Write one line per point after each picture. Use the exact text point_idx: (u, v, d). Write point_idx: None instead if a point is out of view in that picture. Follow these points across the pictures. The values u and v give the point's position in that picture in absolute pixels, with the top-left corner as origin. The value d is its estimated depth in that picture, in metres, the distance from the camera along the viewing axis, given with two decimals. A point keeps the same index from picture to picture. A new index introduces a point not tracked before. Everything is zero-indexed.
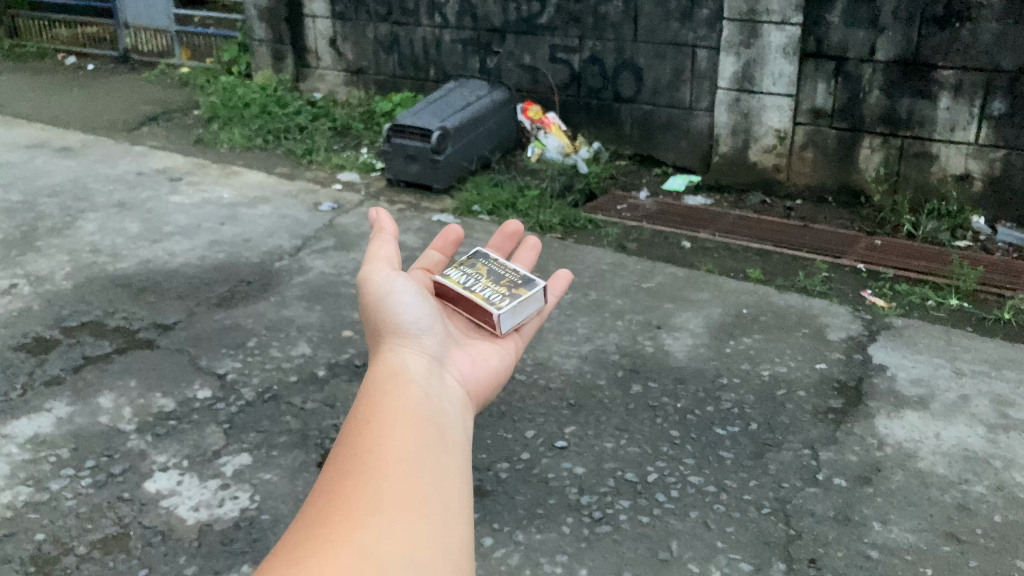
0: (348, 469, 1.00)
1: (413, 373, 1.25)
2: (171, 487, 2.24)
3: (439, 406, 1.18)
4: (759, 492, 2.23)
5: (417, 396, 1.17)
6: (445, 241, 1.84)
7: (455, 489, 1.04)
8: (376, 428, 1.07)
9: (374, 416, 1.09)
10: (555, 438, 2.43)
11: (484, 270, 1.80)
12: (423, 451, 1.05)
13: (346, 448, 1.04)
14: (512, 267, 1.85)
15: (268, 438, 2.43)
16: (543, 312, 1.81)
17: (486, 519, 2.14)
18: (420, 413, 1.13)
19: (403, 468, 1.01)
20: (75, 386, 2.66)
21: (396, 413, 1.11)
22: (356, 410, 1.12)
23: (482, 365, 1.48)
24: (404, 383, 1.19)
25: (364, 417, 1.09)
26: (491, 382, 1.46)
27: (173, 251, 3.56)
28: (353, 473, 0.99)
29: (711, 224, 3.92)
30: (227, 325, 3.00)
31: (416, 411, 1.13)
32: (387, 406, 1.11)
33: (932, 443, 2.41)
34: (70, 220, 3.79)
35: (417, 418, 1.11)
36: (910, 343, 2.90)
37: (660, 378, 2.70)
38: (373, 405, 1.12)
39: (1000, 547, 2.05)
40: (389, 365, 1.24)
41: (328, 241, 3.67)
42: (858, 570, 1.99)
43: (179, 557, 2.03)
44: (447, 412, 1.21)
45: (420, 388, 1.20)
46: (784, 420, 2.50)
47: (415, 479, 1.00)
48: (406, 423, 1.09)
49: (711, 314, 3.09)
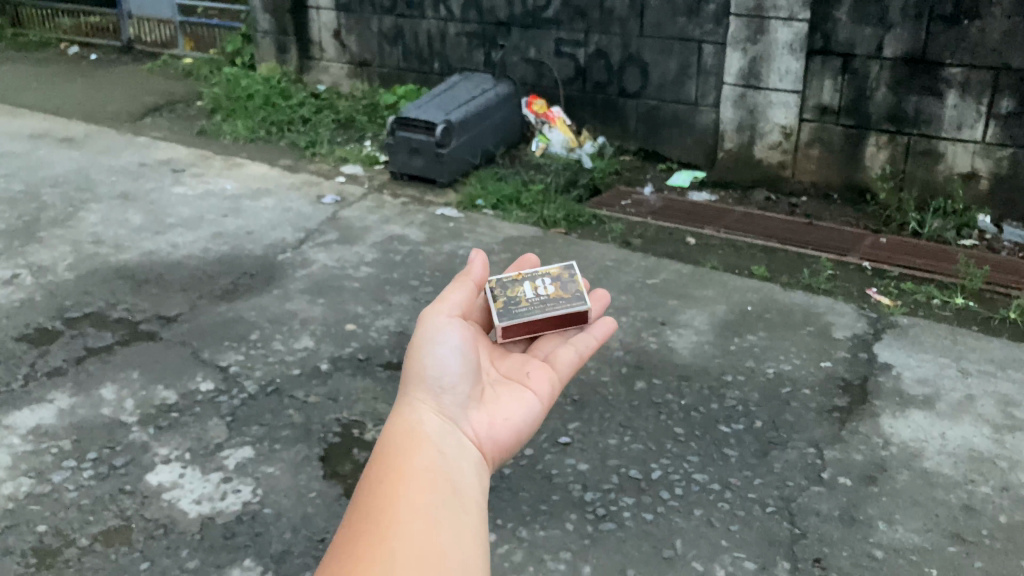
0: (365, 528, 0.99)
1: (432, 434, 1.24)
2: (173, 480, 2.24)
3: (455, 467, 1.17)
4: (764, 490, 2.22)
5: (433, 456, 1.17)
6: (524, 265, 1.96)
7: (474, 547, 1.03)
8: (393, 487, 1.06)
9: (389, 474, 1.09)
10: (558, 434, 2.42)
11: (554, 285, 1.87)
12: (437, 511, 1.04)
13: (362, 505, 1.04)
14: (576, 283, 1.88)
15: (271, 432, 2.42)
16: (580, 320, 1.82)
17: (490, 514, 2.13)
18: (431, 475, 1.11)
19: (420, 526, 1.01)
20: (78, 377, 2.66)
21: (413, 474, 1.10)
22: (371, 469, 1.11)
23: (510, 405, 1.45)
24: (416, 442, 1.19)
25: (374, 480, 1.08)
26: (521, 428, 1.42)
27: (176, 242, 3.55)
28: (371, 530, 0.99)
29: (716, 221, 3.91)
30: (230, 317, 2.99)
31: (431, 471, 1.12)
32: (402, 468, 1.10)
33: (937, 442, 2.40)
34: (73, 211, 3.78)
35: (433, 479, 1.10)
36: (916, 342, 2.89)
37: (664, 375, 2.69)
38: (383, 469, 1.10)
39: (1005, 547, 2.04)
40: (405, 428, 1.22)
41: (331, 234, 3.65)
42: (863, 570, 1.98)
43: (181, 551, 2.02)
44: (467, 468, 1.20)
45: (435, 449, 1.19)
46: (788, 419, 2.49)
47: (432, 539, 1.00)
48: (421, 483, 1.08)
49: (716, 311, 3.08)
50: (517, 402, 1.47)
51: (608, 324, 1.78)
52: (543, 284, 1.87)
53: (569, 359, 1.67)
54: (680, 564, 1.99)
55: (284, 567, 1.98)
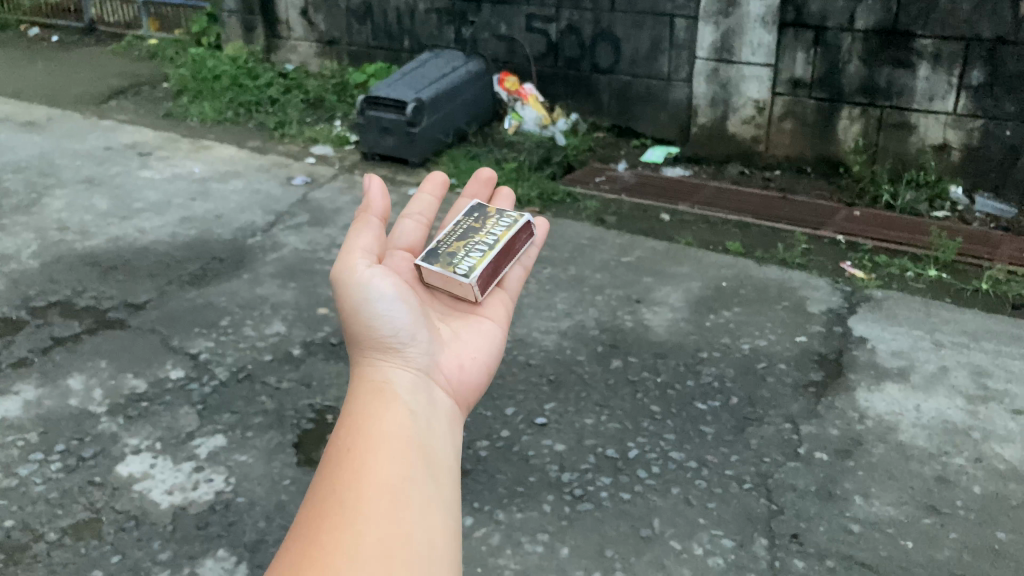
0: (327, 510, 0.97)
1: (399, 388, 1.23)
2: (144, 470, 2.20)
3: (424, 426, 1.16)
4: (741, 467, 2.21)
5: (406, 414, 1.16)
6: (432, 186, 1.82)
7: (443, 526, 1.02)
8: (359, 458, 1.04)
9: (359, 441, 1.07)
10: (535, 415, 2.41)
11: (507, 233, 1.78)
12: (408, 480, 1.03)
13: (330, 474, 1.02)
14: (529, 252, 1.86)
15: (243, 419, 2.39)
16: (527, 264, 1.83)
17: (466, 499, 2.11)
18: (403, 440, 1.10)
19: (389, 502, 0.99)
20: (43, 368, 2.60)
21: (380, 439, 1.08)
22: (338, 434, 1.10)
23: (475, 336, 1.51)
24: (387, 399, 1.18)
25: (341, 454, 1.05)
26: (488, 362, 1.46)
27: (143, 227, 3.48)
28: (336, 509, 0.97)
29: (691, 197, 3.89)
30: (199, 303, 2.94)
31: (405, 432, 1.12)
32: (369, 435, 1.08)
33: (912, 415, 2.41)
34: (37, 197, 3.70)
35: (403, 445, 1.09)
36: (890, 315, 2.90)
37: (639, 353, 2.67)
38: (353, 437, 1.08)
39: (979, 518, 2.06)
40: (370, 388, 1.21)
41: (302, 216, 3.60)
42: (840, 545, 1.99)
43: (153, 542, 1.99)
44: (439, 423, 1.21)
45: (404, 405, 1.18)
46: (765, 394, 2.49)
47: (397, 520, 0.97)
48: (393, 449, 1.07)
49: (690, 288, 3.07)
50: (477, 340, 1.50)
51: (545, 225, 1.91)
52: (495, 232, 1.79)
53: (518, 275, 1.79)
54: (657, 544, 1.98)
55: (259, 556, 1.95)
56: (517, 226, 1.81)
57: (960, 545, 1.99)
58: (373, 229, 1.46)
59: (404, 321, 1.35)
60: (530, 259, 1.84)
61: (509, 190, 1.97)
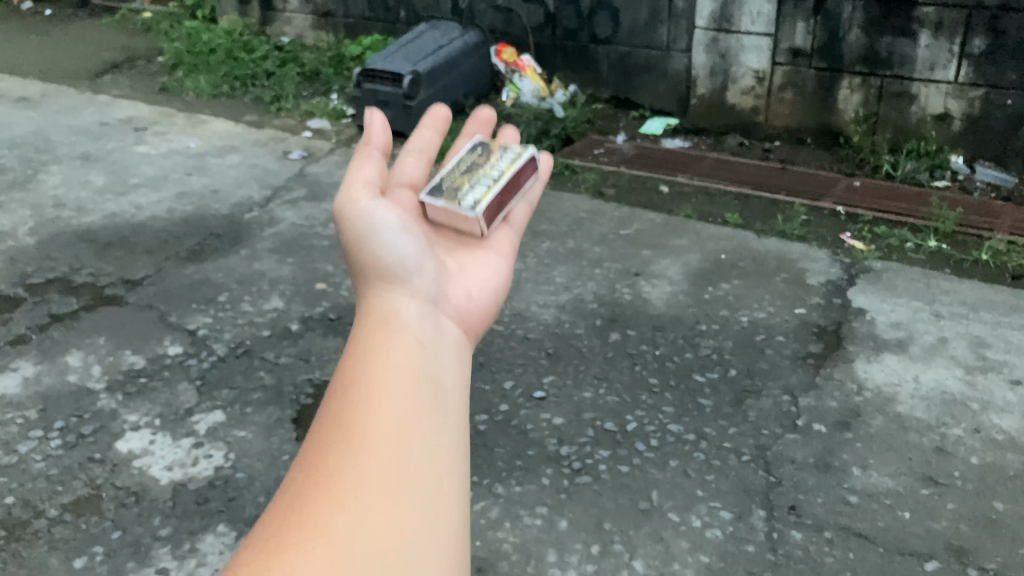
0: (328, 444, 0.93)
1: (409, 313, 1.18)
2: (144, 447, 2.20)
3: (434, 353, 1.11)
4: (739, 440, 2.22)
5: (414, 339, 1.11)
6: (433, 120, 1.79)
7: (452, 463, 0.97)
8: (365, 388, 1.00)
9: (364, 370, 1.02)
10: (533, 389, 2.41)
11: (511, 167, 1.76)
12: (416, 411, 0.99)
13: (333, 406, 0.98)
14: (533, 188, 1.83)
15: (242, 395, 2.39)
16: (532, 200, 1.81)
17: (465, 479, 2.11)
18: (411, 367, 1.05)
19: (395, 435, 0.95)
20: (42, 345, 2.60)
21: (385, 367, 1.03)
22: (343, 363, 1.06)
23: (483, 269, 1.48)
24: (395, 324, 1.13)
25: (345, 386, 1.01)
26: (496, 292, 1.43)
27: (140, 204, 3.46)
28: (339, 443, 0.93)
29: (690, 168, 3.87)
30: (197, 280, 2.93)
31: (413, 359, 1.07)
32: (375, 362, 1.04)
33: (911, 386, 2.41)
34: (32, 173, 3.68)
35: (411, 373, 1.04)
36: (889, 287, 2.89)
37: (638, 327, 2.67)
38: (358, 365, 1.04)
39: (977, 489, 2.07)
40: (378, 312, 1.17)
41: (299, 191, 3.58)
42: (838, 516, 1.99)
43: (153, 518, 1.99)
44: (449, 350, 1.17)
45: (413, 331, 1.13)
46: (763, 366, 2.49)
47: (402, 454, 0.93)
48: (400, 378, 1.02)
49: (689, 261, 3.06)
50: (485, 273, 1.47)
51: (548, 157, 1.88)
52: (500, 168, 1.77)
53: (523, 211, 1.76)
54: (656, 521, 1.99)
55: None
56: (521, 160, 1.77)
57: (957, 516, 1.99)
58: (373, 162, 1.45)
59: (407, 251, 1.32)
60: (535, 195, 1.82)
61: (512, 128, 1.95)
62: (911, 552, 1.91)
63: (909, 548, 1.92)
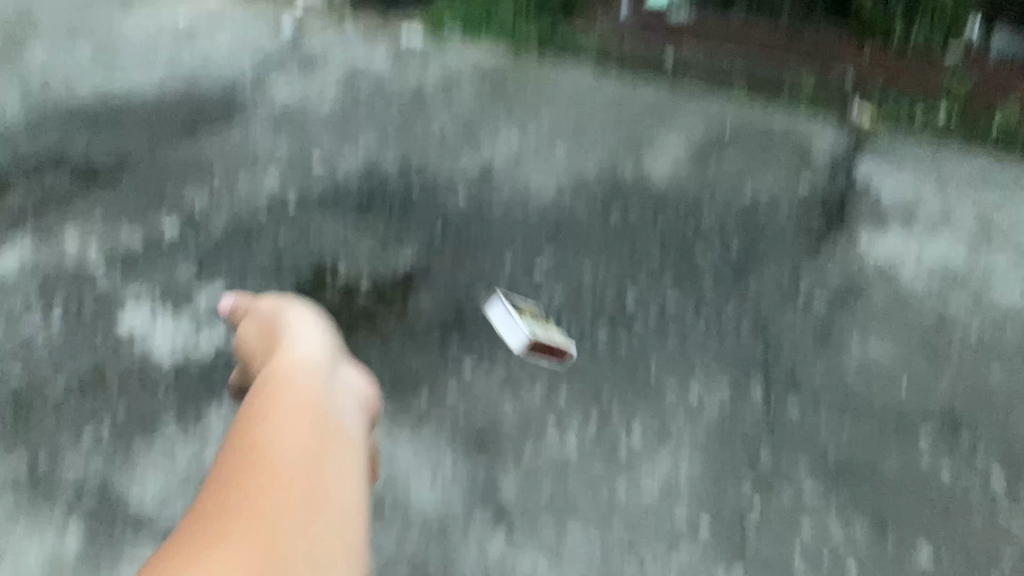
0: (234, 481, 1.15)
1: (304, 381, 1.42)
2: (147, 324, 2.23)
3: (332, 419, 1.36)
4: (739, 314, 2.24)
5: (318, 409, 1.35)
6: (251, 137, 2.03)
7: (354, 499, 1.22)
8: (261, 443, 1.22)
9: (260, 423, 1.27)
10: (534, 263, 2.41)
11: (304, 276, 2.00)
12: (321, 467, 1.22)
13: (229, 457, 1.21)
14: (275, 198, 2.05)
15: (243, 271, 2.40)
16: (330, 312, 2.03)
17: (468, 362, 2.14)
18: (314, 433, 1.29)
19: (294, 473, 1.17)
20: (38, 222, 2.59)
21: (293, 434, 1.26)
22: (233, 436, 1.27)
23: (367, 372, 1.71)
24: (288, 395, 1.36)
25: (240, 440, 1.24)
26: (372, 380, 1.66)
27: (129, 78, 3.38)
28: (240, 485, 1.14)
29: (695, 38, 3.73)
30: (191, 155, 2.89)
31: (314, 424, 1.30)
32: (266, 431, 1.25)
33: (913, 256, 2.42)
34: (16, 47, 3.57)
35: (312, 432, 1.29)
36: (896, 157, 2.86)
37: (640, 201, 2.65)
38: (255, 423, 1.28)
39: (975, 360, 2.15)
40: (280, 387, 1.39)
41: (292, 64, 3.49)
42: (833, 390, 2.06)
43: (161, 396, 2.05)
44: (348, 416, 1.42)
45: (306, 397, 1.36)
46: (764, 240, 2.48)
47: (316, 497, 1.16)
48: (308, 444, 1.26)
49: (693, 134, 3.01)
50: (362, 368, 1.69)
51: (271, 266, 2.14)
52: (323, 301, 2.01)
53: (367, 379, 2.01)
54: (656, 404, 2.03)
55: None
56: None
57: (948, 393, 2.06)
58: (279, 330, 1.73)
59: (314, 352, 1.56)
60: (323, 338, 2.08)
61: None
62: (900, 432, 1.99)
63: (902, 438, 1.98)
